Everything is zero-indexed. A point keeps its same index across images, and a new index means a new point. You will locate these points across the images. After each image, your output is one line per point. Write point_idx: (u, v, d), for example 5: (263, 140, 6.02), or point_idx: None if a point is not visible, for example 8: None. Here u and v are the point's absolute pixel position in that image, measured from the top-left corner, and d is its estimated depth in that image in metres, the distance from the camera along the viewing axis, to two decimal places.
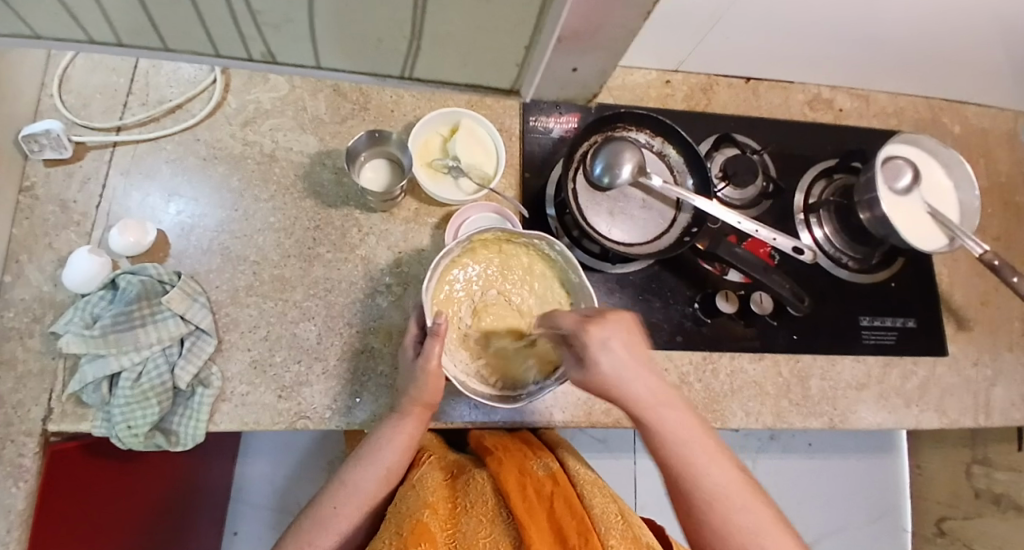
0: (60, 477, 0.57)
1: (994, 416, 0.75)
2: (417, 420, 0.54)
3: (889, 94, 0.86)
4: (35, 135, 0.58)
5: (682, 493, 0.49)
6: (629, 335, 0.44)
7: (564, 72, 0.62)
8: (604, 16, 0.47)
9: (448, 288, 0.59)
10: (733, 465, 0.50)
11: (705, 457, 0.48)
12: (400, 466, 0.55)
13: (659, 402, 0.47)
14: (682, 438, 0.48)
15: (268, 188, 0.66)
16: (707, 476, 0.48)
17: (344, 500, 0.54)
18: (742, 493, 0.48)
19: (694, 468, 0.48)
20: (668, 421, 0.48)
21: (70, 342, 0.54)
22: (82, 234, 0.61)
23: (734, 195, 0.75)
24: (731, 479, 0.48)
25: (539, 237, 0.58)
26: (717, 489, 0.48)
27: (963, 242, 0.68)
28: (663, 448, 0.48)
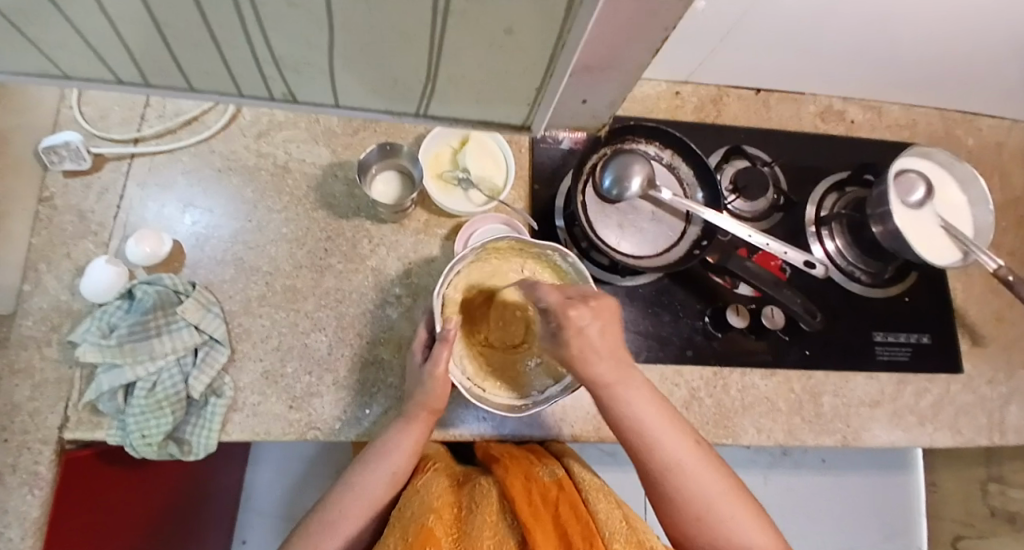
0: (75, 483, 0.58)
1: (1009, 435, 0.73)
2: (423, 424, 0.55)
3: (903, 107, 0.85)
4: (56, 145, 0.60)
5: (639, 458, 0.51)
6: (601, 308, 0.46)
7: (569, 107, 0.42)
8: (628, 39, 0.32)
9: (457, 294, 0.59)
10: (686, 431, 0.52)
11: (663, 431, 0.50)
12: (408, 470, 0.55)
13: (625, 379, 0.49)
14: (647, 420, 0.50)
15: (280, 200, 0.67)
16: (664, 443, 0.50)
17: (348, 504, 0.54)
18: (700, 464, 0.51)
19: (654, 443, 0.50)
20: (635, 407, 0.49)
21: (87, 351, 0.55)
22: (99, 243, 0.62)
23: (743, 208, 0.76)
24: (693, 454, 0.51)
25: (551, 248, 0.58)
26: (674, 455, 0.50)
27: (977, 257, 0.68)
28: (623, 418, 0.49)
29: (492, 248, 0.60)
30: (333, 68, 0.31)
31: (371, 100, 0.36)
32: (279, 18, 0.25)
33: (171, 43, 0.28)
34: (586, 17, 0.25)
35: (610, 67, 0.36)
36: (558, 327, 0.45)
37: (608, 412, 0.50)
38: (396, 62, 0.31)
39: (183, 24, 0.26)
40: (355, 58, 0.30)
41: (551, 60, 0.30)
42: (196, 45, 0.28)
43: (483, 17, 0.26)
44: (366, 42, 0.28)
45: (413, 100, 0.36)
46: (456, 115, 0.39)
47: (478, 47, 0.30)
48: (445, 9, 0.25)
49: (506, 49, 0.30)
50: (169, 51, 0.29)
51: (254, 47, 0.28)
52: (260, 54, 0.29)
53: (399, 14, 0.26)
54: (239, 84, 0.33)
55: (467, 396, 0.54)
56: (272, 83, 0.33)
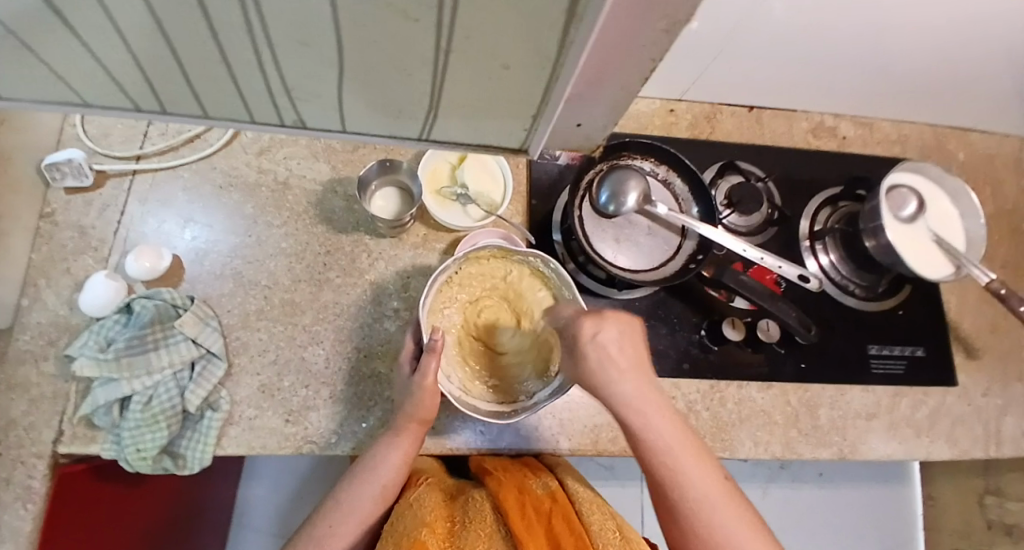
0: (68, 499, 0.57)
1: (1006, 446, 0.74)
2: (414, 436, 0.55)
3: (893, 123, 0.87)
4: (58, 163, 0.61)
5: (662, 489, 0.50)
6: (628, 335, 0.47)
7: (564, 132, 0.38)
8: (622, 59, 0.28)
9: (441, 304, 0.60)
10: (717, 471, 0.51)
11: (691, 465, 0.49)
12: (399, 482, 0.55)
13: (653, 411, 0.48)
14: (675, 455, 0.49)
15: (280, 215, 0.67)
16: (688, 477, 0.49)
17: (339, 519, 0.54)
18: (729, 507, 0.49)
19: (678, 480, 0.49)
20: (661, 441, 0.48)
21: (85, 366, 0.55)
22: (99, 258, 0.62)
23: (739, 222, 0.76)
24: (721, 496, 0.49)
25: (535, 254, 0.59)
26: (701, 494, 0.49)
27: (970, 270, 0.69)
28: (650, 451, 0.48)
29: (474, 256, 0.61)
30: (344, 99, 0.31)
31: (380, 128, 0.36)
32: (294, 56, 0.26)
33: (185, 76, 0.28)
34: (580, 45, 0.24)
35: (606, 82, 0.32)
36: (588, 349, 0.46)
37: (633, 442, 0.49)
38: (398, 93, 0.30)
39: (201, 60, 0.26)
40: (357, 87, 0.29)
41: (545, 93, 0.30)
42: (207, 77, 0.28)
43: (483, 55, 0.26)
44: (376, 74, 0.28)
45: (415, 126, 0.35)
46: (461, 141, 0.38)
47: (476, 79, 0.29)
48: (444, 45, 0.25)
49: (500, 79, 0.29)
50: (187, 83, 0.29)
51: (268, 80, 0.28)
52: (271, 86, 0.29)
53: (406, 46, 0.25)
54: (251, 112, 0.33)
55: (455, 403, 0.54)
56: (283, 111, 0.33)
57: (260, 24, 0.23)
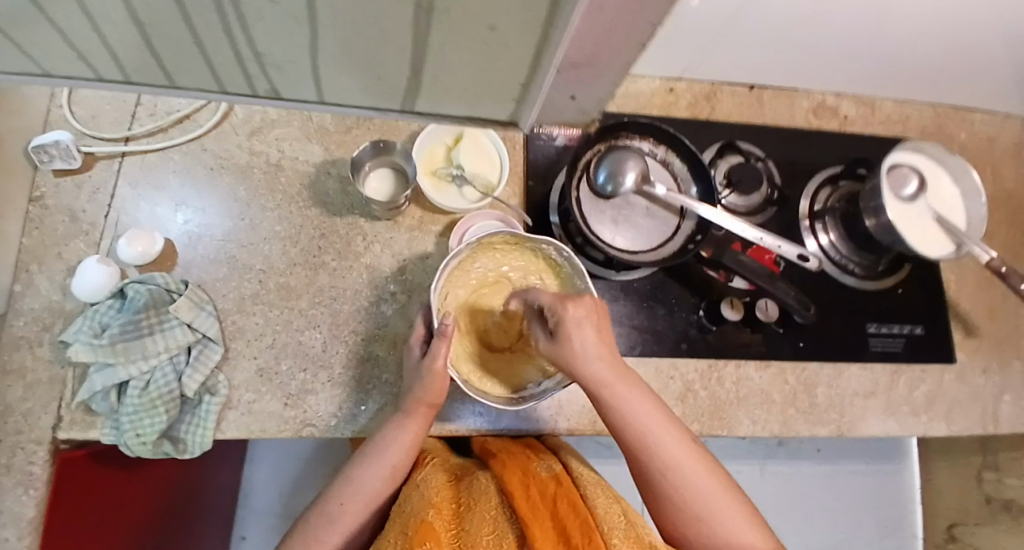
0: (69, 484, 0.58)
1: (1002, 425, 0.74)
2: (422, 419, 0.55)
3: (895, 101, 0.85)
4: (45, 145, 0.59)
5: (639, 464, 0.51)
6: (592, 313, 0.48)
7: (556, 103, 0.35)
8: (625, 20, 0.26)
9: (453, 289, 0.59)
10: (684, 434, 0.53)
11: (660, 432, 0.51)
12: (408, 464, 0.55)
13: (624, 381, 0.49)
14: (644, 423, 0.50)
15: (273, 197, 0.66)
16: (663, 449, 0.51)
17: (349, 497, 0.54)
18: (697, 470, 0.51)
19: (651, 447, 0.50)
20: (633, 410, 0.50)
21: (80, 351, 0.54)
22: (91, 243, 0.61)
23: (738, 203, 0.76)
24: (689, 457, 0.52)
25: (546, 242, 0.58)
26: (671, 456, 0.51)
27: (970, 248, 0.68)
28: (625, 424, 0.50)
29: (486, 242, 0.60)
30: (320, 66, 0.27)
31: (360, 100, 0.31)
32: (263, 18, 0.22)
33: (148, 40, 0.24)
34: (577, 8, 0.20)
35: (604, 57, 0.30)
36: (554, 323, 0.48)
37: (608, 417, 0.50)
38: (376, 60, 0.26)
39: (160, 21, 0.22)
40: (334, 53, 0.25)
41: (537, 57, 0.26)
42: (173, 42, 0.24)
43: (464, 11, 0.22)
44: (349, 38, 0.24)
45: (396, 96, 0.30)
46: (446, 112, 0.33)
47: (459, 42, 0.24)
48: (429, 3, 0.21)
49: (492, 47, 0.25)
50: (150, 48, 0.25)
51: (236, 46, 0.25)
52: (241, 52, 0.25)
53: (388, 3, 0.21)
54: (221, 81, 0.29)
55: (466, 390, 0.54)
56: (255, 81, 0.29)
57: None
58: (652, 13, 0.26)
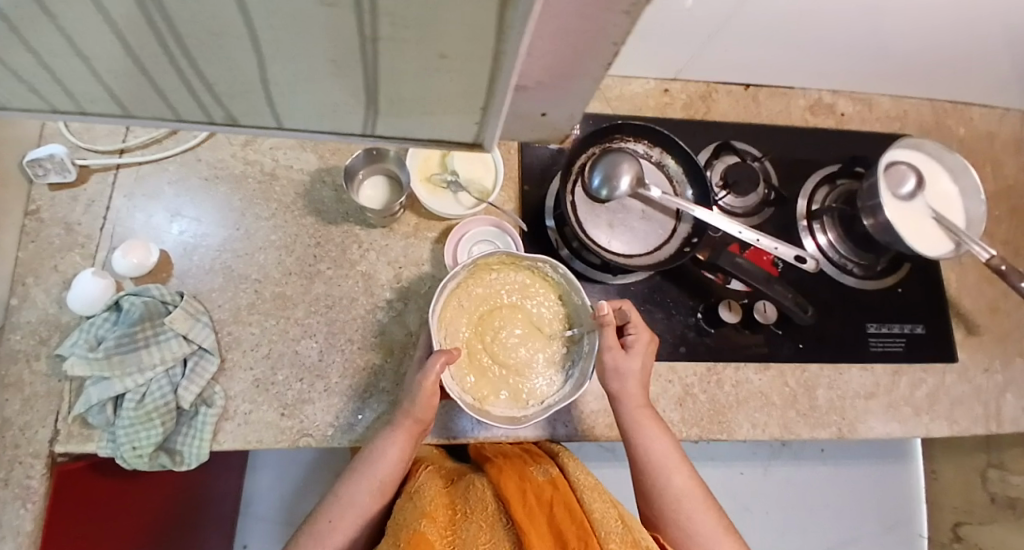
0: (68, 496, 0.58)
1: (1006, 424, 0.73)
2: (409, 433, 0.54)
3: (892, 98, 0.85)
4: (39, 159, 0.60)
5: (647, 491, 0.57)
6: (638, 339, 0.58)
7: (529, 118, 0.39)
8: (583, 44, 0.28)
9: (452, 313, 0.59)
10: (694, 477, 0.57)
11: (671, 466, 0.56)
12: (397, 476, 0.55)
13: (644, 408, 0.57)
14: (658, 452, 0.56)
15: (268, 207, 0.66)
16: (673, 482, 0.56)
17: (338, 514, 0.54)
18: (701, 510, 0.56)
19: (660, 477, 0.56)
20: (650, 437, 0.56)
21: (76, 365, 0.54)
22: (86, 255, 0.62)
23: (735, 204, 0.75)
24: (695, 497, 0.56)
25: (544, 261, 0.59)
26: (677, 489, 0.56)
27: (969, 247, 0.67)
28: (640, 448, 0.56)
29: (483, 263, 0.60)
30: (271, 94, 0.26)
31: (318, 125, 0.30)
32: (207, 49, 0.21)
33: (92, 72, 0.23)
34: (525, 34, 0.20)
35: (572, 71, 0.32)
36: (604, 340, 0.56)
37: (627, 439, 0.57)
38: (330, 86, 0.25)
39: (104, 57, 0.21)
40: (283, 81, 0.24)
41: (491, 83, 0.25)
42: (119, 75, 0.23)
43: (411, 41, 0.21)
44: (298, 67, 0.23)
45: (354, 120, 0.29)
46: (410, 136, 0.31)
47: (410, 69, 0.24)
48: (374, 30, 0.20)
49: (445, 74, 0.24)
50: (98, 83, 0.24)
51: (183, 75, 0.23)
52: (187, 81, 0.24)
53: (334, 31, 0.20)
54: (176, 110, 0.28)
55: (464, 408, 0.54)
56: (209, 109, 0.27)
57: (157, 6, 0.18)
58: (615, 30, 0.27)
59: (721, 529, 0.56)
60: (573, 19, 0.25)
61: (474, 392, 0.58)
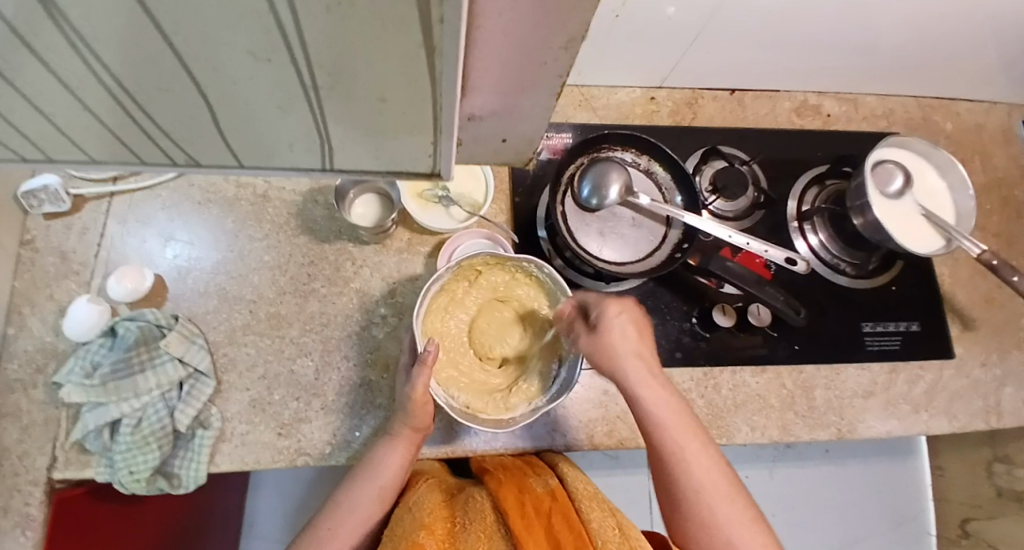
0: (68, 524, 0.58)
1: (1006, 417, 0.73)
2: (409, 442, 0.55)
3: (877, 96, 0.86)
4: (33, 191, 0.60)
5: (665, 474, 0.53)
6: (635, 317, 0.53)
7: (489, 145, 0.36)
8: (529, 76, 0.27)
9: (437, 315, 0.60)
10: (716, 460, 0.53)
11: (691, 448, 0.52)
12: (399, 483, 0.55)
13: (654, 391, 0.52)
14: (671, 433, 0.52)
15: (261, 227, 0.67)
16: (692, 466, 0.52)
17: (337, 521, 0.54)
18: (726, 497, 0.52)
19: (681, 461, 0.52)
20: (663, 420, 0.52)
21: (72, 392, 0.55)
22: (81, 282, 0.62)
23: (725, 208, 0.76)
24: (717, 485, 0.52)
25: (527, 259, 0.59)
26: (700, 478, 0.52)
27: (960, 243, 0.68)
28: (653, 430, 0.52)
29: (467, 264, 0.60)
30: (227, 136, 0.27)
31: (279, 164, 0.30)
32: (156, 100, 0.22)
33: (48, 120, 0.24)
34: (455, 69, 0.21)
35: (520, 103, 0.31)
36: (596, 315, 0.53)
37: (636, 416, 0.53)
38: (281, 129, 0.26)
39: (57, 106, 0.23)
40: (235, 126, 0.25)
41: (437, 116, 0.25)
42: (73, 122, 0.24)
43: (352, 87, 0.22)
44: (243, 109, 0.24)
45: (312, 159, 0.30)
46: (369, 170, 0.32)
47: (354, 112, 0.24)
48: (313, 80, 0.21)
49: (391, 115, 0.25)
50: (60, 131, 0.25)
51: (138, 123, 0.25)
52: (143, 127, 0.25)
53: (276, 83, 0.21)
54: (140, 155, 0.29)
55: (449, 411, 0.53)
56: (170, 154, 0.29)
57: (98, 64, 0.19)
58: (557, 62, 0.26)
59: (749, 519, 0.52)
60: (513, 55, 0.25)
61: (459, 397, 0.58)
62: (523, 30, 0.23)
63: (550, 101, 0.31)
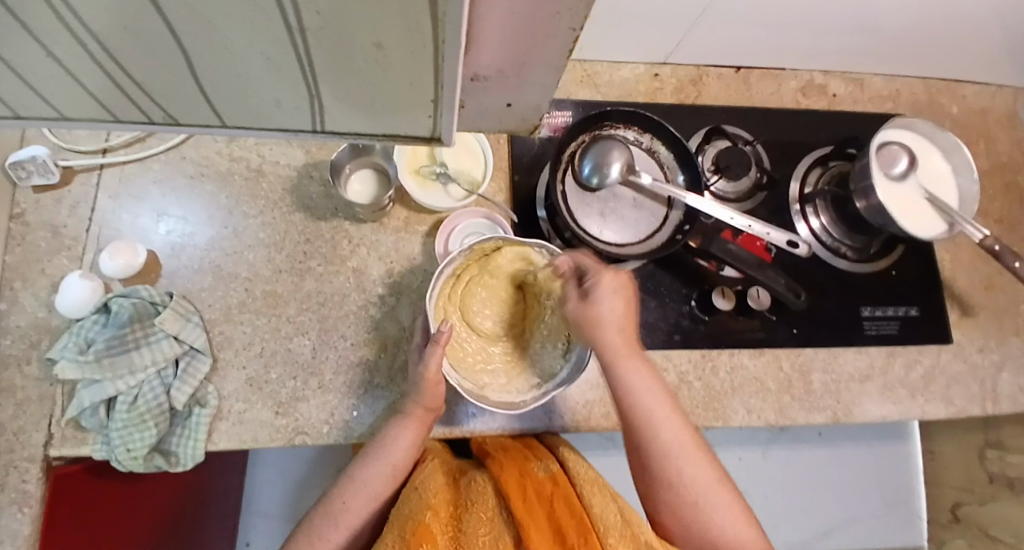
0: (65, 499, 0.58)
1: (1002, 403, 0.73)
2: (420, 423, 0.55)
3: (885, 77, 0.84)
4: (22, 162, 0.59)
5: (633, 439, 0.54)
6: (620, 289, 0.54)
7: (494, 111, 0.36)
8: (535, 40, 0.27)
9: (449, 297, 0.58)
10: (687, 426, 0.55)
11: (663, 414, 0.53)
12: (409, 463, 0.55)
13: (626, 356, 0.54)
14: (647, 398, 0.53)
15: (256, 204, 0.66)
16: (661, 431, 0.53)
17: (351, 495, 0.54)
18: (693, 460, 0.54)
19: (653, 425, 0.53)
20: (634, 382, 0.54)
21: (67, 368, 0.54)
22: (73, 258, 0.61)
23: (727, 189, 0.75)
24: (686, 450, 0.53)
25: (540, 246, 0.57)
26: (668, 440, 0.53)
27: (963, 228, 0.67)
28: (625, 394, 0.53)
29: (479, 249, 0.58)
30: (206, 88, 0.25)
31: (265, 120, 0.29)
32: (134, 49, 0.21)
33: (19, 73, 0.23)
34: (453, 15, 0.19)
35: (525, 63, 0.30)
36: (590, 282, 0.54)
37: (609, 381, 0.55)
38: (268, 83, 0.25)
39: (27, 57, 0.21)
40: (216, 76, 0.24)
41: (434, 73, 0.25)
42: (46, 76, 0.23)
43: (342, 30, 0.20)
44: (224, 57, 0.22)
45: (300, 117, 0.29)
46: (359, 130, 0.31)
47: (346, 64, 0.23)
48: (300, 26, 0.20)
49: (384, 68, 0.24)
50: (32, 85, 0.24)
51: (110, 73, 0.23)
52: (119, 80, 0.24)
53: (257, 27, 0.20)
54: (113, 111, 0.28)
55: (462, 392, 0.54)
56: (149, 109, 0.27)
57: (66, 5, 0.18)
58: (562, 40, 0.27)
59: (715, 481, 0.54)
60: (521, 12, 0.24)
61: (475, 378, 0.58)
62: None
63: (556, 72, 0.31)
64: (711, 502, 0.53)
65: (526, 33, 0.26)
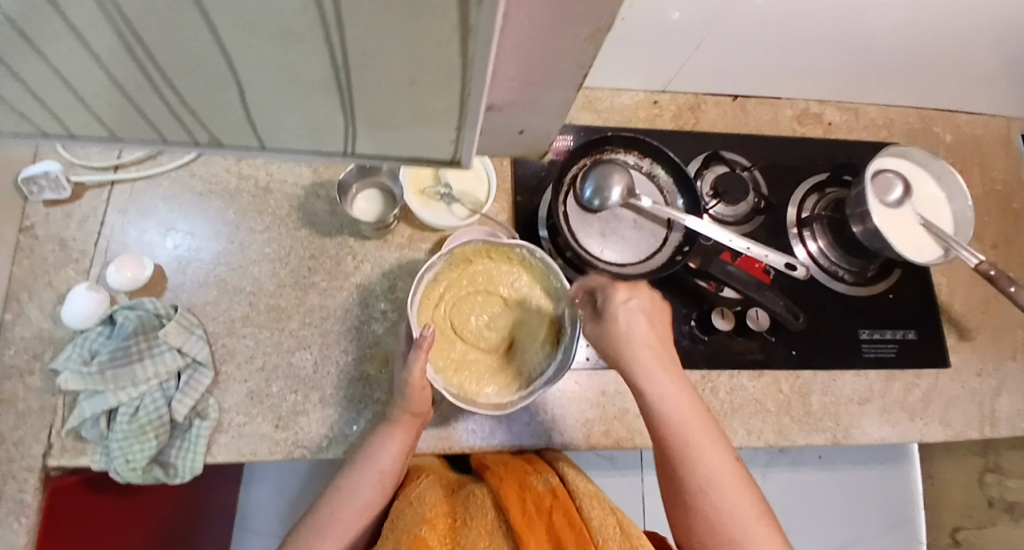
0: (61, 513, 0.57)
1: (1001, 426, 0.73)
2: (408, 426, 0.55)
3: (878, 106, 0.86)
4: (34, 176, 0.60)
5: (671, 463, 0.53)
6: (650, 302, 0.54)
7: (506, 136, 0.37)
8: (546, 71, 0.28)
9: (433, 300, 0.60)
10: (729, 456, 0.53)
11: (702, 440, 0.52)
12: (399, 469, 0.55)
13: (660, 375, 0.53)
14: (682, 422, 0.52)
15: (263, 219, 0.67)
16: (703, 459, 0.52)
17: (342, 503, 0.53)
18: (736, 491, 0.52)
19: (694, 453, 0.52)
20: (667, 404, 0.52)
21: (69, 380, 0.55)
22: (81, 270, 0.62)
23: (727, 212, 0.76)
24: (728, 480, 0.52)
25: (519, 245, 0.60)
26: (709, 468, 0.52)
27: (958, 253, 0.68)
28: (661, 417, 0.52)
29: (460, 253, 0.61)
30: (253, 116, 0.27)
31: (305, 145, 0.31)
32: (188, 78, 0.23)
33: (78, 97, 0.24)
34: (485, 55, 0.21)
35: (538, 91, 0.31)
36: (602, 301, 0.54)
37: (645, 407, 0.53)
38: (307, 111, 0.26)
39: (87, 81, 0.23)
40: (265, 105, 0.25)
41: (463, 103, 0.26)
42: (98, 98, 0.24)
43: (384, 66, 0.22)
44: (274, 90, 0.24)
45: (335, 142, 0.30)
46: (388, 154, 0.32)
47: (383, 94, 0.24)
48: (344, 60, 0.21)
49: (418, 98, 0.25)
50: (85, 106, 0.25)
51: (164, 100, 0.25)
52: (172, 105, 0.25)
53: (306, 62, 0.21)
54: (159, 132, 0.29)
55: (449, 399, 0.54)
56: (193, 132, 0.29)
57: (140, 45, 0.20)
58: (580, 54, 0.27)
59: (759, 514, 0.52)
60: (536, 43, 0.25)
61: (456, 386, 0.58)
62: (550, 20, 0.23)
63: (567, 96, 0.32)
64: (755, 537, 0.50)
65: (543, 64, 0.27)
